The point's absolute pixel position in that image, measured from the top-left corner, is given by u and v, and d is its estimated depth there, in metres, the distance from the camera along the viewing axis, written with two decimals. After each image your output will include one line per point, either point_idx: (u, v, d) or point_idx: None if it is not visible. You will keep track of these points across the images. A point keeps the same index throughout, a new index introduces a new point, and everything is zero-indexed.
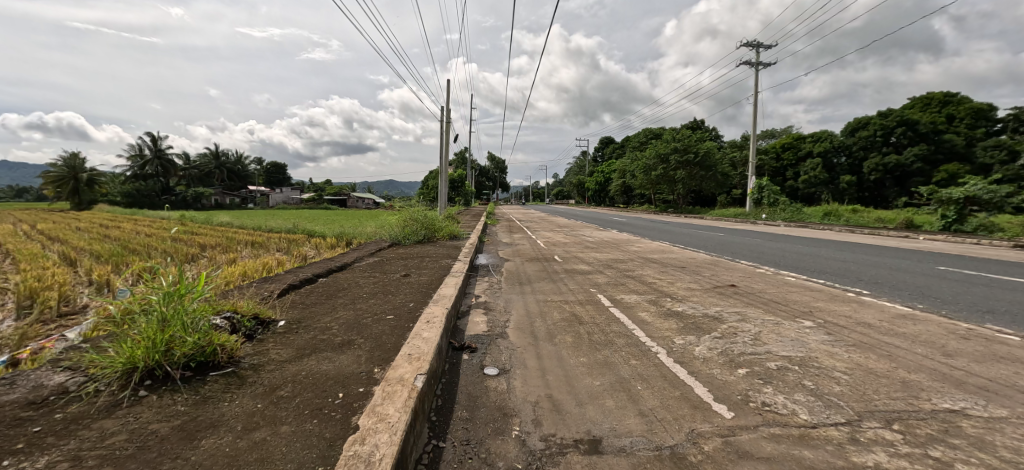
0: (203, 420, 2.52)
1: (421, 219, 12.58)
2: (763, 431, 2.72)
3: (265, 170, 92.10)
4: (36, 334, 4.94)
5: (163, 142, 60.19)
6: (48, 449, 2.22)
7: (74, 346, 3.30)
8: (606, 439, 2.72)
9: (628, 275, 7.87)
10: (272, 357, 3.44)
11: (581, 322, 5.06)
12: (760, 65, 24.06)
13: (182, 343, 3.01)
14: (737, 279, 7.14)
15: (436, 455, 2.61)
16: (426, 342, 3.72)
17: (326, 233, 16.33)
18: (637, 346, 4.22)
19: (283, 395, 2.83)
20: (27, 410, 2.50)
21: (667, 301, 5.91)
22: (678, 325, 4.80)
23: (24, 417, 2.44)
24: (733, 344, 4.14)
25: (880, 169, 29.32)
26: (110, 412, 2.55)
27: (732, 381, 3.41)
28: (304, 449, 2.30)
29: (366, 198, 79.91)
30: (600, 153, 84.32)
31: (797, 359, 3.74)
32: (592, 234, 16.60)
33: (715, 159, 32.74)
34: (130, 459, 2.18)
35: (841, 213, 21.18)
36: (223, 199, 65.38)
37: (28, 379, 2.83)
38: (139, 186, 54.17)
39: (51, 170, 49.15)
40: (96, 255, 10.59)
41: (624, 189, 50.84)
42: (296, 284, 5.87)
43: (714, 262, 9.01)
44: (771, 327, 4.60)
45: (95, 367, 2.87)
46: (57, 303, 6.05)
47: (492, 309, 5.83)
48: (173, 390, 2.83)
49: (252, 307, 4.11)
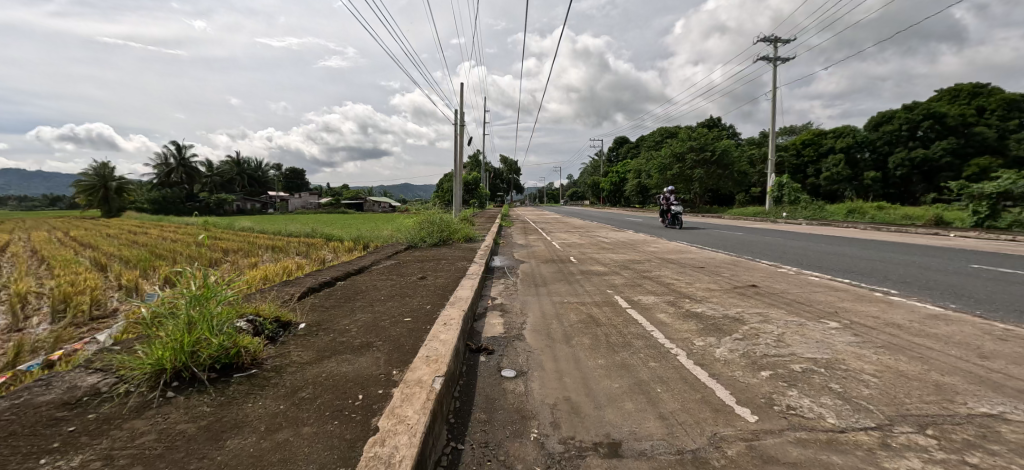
0: (228, 420, 2.56)
1: (438, 222, 12.70)
2: (789, 435, 2.65)
3: (286, 176, 94.40)
4: (69, 336, 5.05)
5: (187, 151, 61.45)
6: (82, 448, 2.27)
7: (106, 348, 3.40)
8: (626, 443, 2.68)
9: (646, 276, 7.79)
10: (293, 359, 3.48)
11: (597, 323, 5.03)
12: (779, 60, 23.73)
13: (208, 344, 3.06)
14: (758, 279, 6.99)
15: (455, 457, 2.61)
16: (444, 344, 3.73)
17: (345, 236, 16.54)
18: (655, 347, 4.17)
19: (305, 396, 2.85)
20: (62, 410, 2.57)
21: (686, 301, 5.83)
22: (698, 326, 4.73)
23: (59, 417, 2.50)
24: (756, 346, 4.05)
25: (906, 164, 28.70)
26: (140, 413, 2.60)
27: (756, 383, 3.33)
28: (326, 449, 2.32)
29: (384, 202, 80.93)
30: (614, 151, 83.20)
31: (823, 361, 3.63)
32: (609, 235, 16.60)
33: (733, 157, 32.32)
34: (161, 460, 2.22)
35: (866, 210, 20.73)
36: (246, 204, 66.61)
37: (63, 381, 2.91)
38: (165, 192, 55.55)
39: (82, 179, 50.75)
40: (125, 260, 10.90)
41: (641, 189, 50.54)
42: (315, 287, 5.98)
43: (734, 262, 8.85)
44: (795, 328, 4.49)
45: (125, 369, 2.95)
46: (89, 307, 6.23)
47: (509, 311, 5.82)
48: (200, 391, 2.88)
49: (274, 310, 4.18)
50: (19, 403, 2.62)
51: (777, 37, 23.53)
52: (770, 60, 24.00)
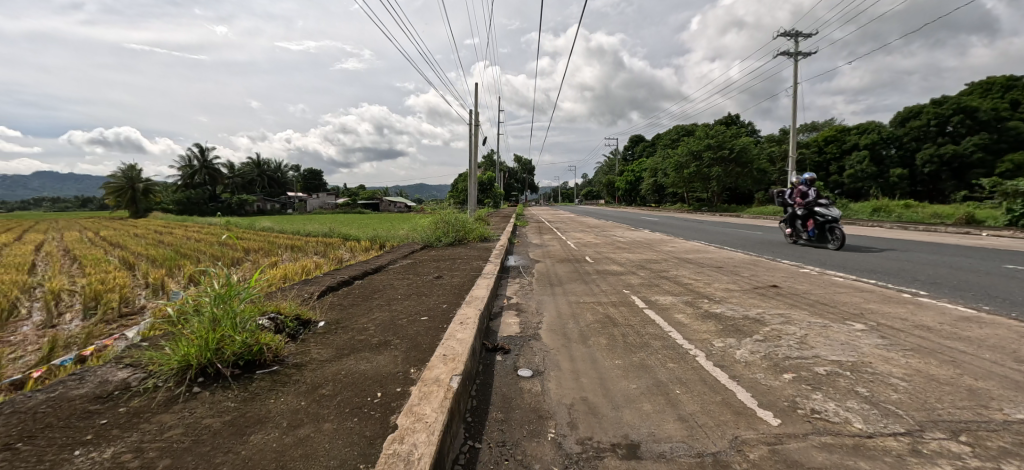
0: (252, 416, 2.60)
1: (453, 222, 12.75)
2: (813, 439, 2.59)
3: (304, 177, 95.95)
4: (100, 332, 5.21)
5: (209, 153, 62.89)
6: (114, 440, 2.34)
7: (136, 344, 3.50)
8: (645, 444, 2.65)
9: (663, 276, 7.71)
10: (313, 356, 3.53)
11: (614, 323, 4.99)
12: (800, 55, 23.24)
13: (232, 341, 3.13)
14: (779, 280, 6.86)
15: (473, 456, 2.61)
16: (461, 343, 3.74)
17: (362, 236, 16.72)
18: (674, 348, 4.11)
19: (325, 393, 2.89)
20: (95, 404, 2.65)
21: (704, 302, 5.75)
22: (718, 327, 4.65)
23: (92, 410, 2.58)
24: (778, 348, 3.96)
25: (935, 161, 27.85)
26: (168, 407, 2.67)
27: (778, 386, 3.26)
28: (346, 446, 2.34)
29: (400, 203, 81.63)
30: (629, 150, 82.42)
31: (848, 364, 3.54)
32: (625, 234, 16.47)
33: (752, 155, 31.76)
34: (187, 453, 2.27)
35: (892, 209, 20.15)
36: (266, 204, 67.88)
37: (95, 375, 3.00)
38: (189, 193, 56.92)
39: (111, 181, 52.34)
40: (152, 259, 11.22)
41: (657, 187, 50.06)
42: (334, 286, 6.05)
43: (754, 262, 8.70)
44: (819, 329, 4.39)
45: (154, 365, 3.03)
46: (118, 304, 6.41)
47: (524, 310, 5.80)
48: (224, 386, 2.94)
49: (294, 308, 4.25)
50: (54, 396, 2.71)
51: (799, 31, 23.02)
52: (790, 55, 23.51)
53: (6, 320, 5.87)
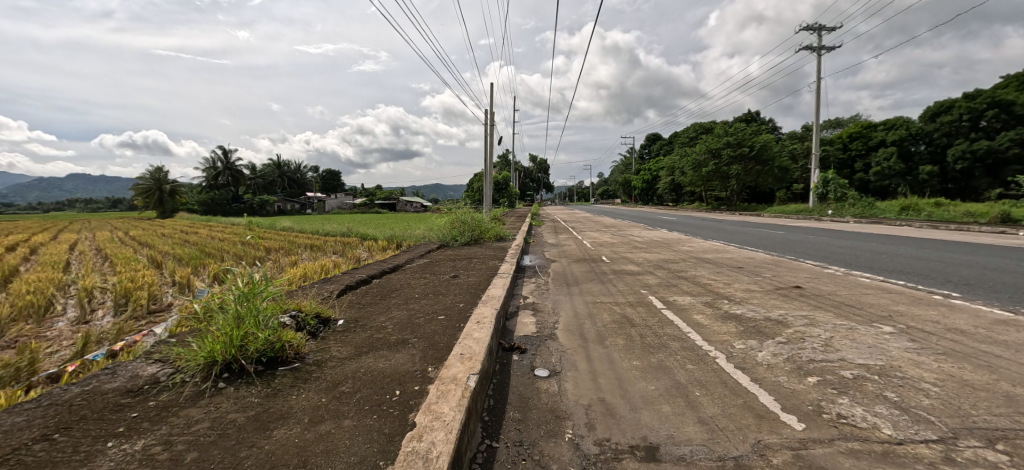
0: (274, 411, 2.65)
1: (469, 221, 12.80)
2: (840, 445, 2.52)
3: (323, 177, 97.42)
4: (130, 328, 5.37)
5: (232, 155, 64.31)
6: (144, 433, 2.40)
7: (164, 340, 3.59)
8: (664, 447, 2.61)
9: (681, 276, 7.61)
10: (333, 354, 3.57)
11: (632, 324, 4.93)
12: (823, 49, 22.68)
13: (255, 338, 3.19)
14: (802, 280, 6.71)
15: (491, 455, 2.61)
16: (478, 342, 3.74)
17: (379, 235, 16.90)
18: (693, 350, 4.05)
19: (345, 390, 2.93)
20: (126, 397, 2.73)
21: (724, 302, 5.64)
22: (738, 329, 4.56)
23: (123, 404, 2.66)
24: (802, 350, 3.87)
25: (967, 157, 26.88)
26: (195, 402, 2.73)
27: (802, 389, 3.18)
28: (366, 443, 2.36)
29: (416, 203, 82.24)
30: (646, 148, 81.58)
31: (876, 368, 3.44)
32: (642, 234, 16.29)
33: (773, 152, 31.09)
34: (213, 447, 2.32)
35: (921, 207, 19.52)
36: (286, 205, 69.10)
37: (127, 369, 3.10)
38: (213, 194, 58.28)
39: (139, 182, 53.93)
40: (178, 258, 11.53)
41: (674, 186, 49.46)
42: (352, 284, 6.12)
43: (775, 262, 8.52)
44: (844, 332, 4.27)
45: (181, 360, 3.11)
46: (146, 301, 6.60)
47: (541, 310, 5.78)
48: (248, 382, 3.00)
49: (315, 306, 4.32)
50: (88, 389, 2.80)
51: (822, 25, 22.48)
52: (813, 49, 22.96)
53: (43, 316, 6.09)
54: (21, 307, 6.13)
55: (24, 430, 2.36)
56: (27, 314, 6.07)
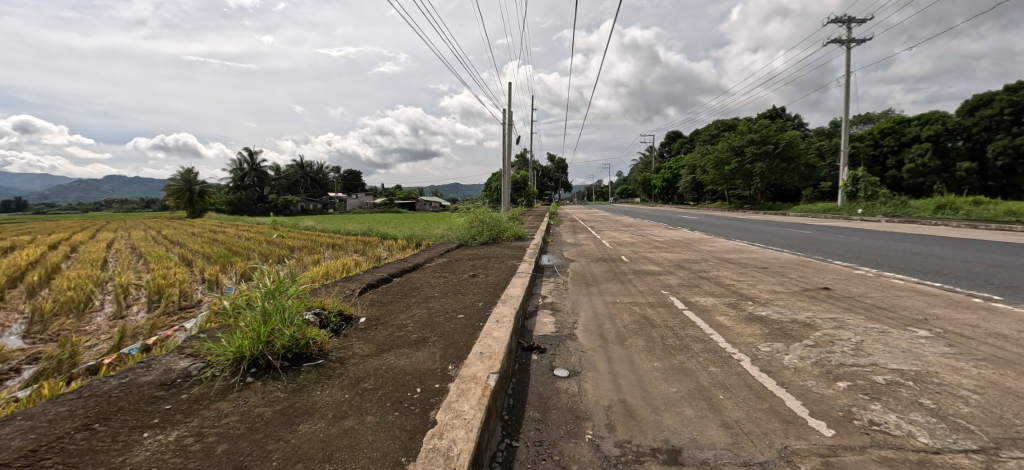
0: (300, 406, 2.69)
1: (487, 221, 12.82)
2: (873, 453, 2.44)
3: (344, 178, 99.02)
4: (163, 324, 5.55)
5: (257, 156, 65.93)
6: (177, 425, 2.47)
7: (195, 335, 3.69)
8: (686, 450, 2.57)
9: (703, 276, 7.47)
10: (355, 351, 3.62)
11: (652, 325, 4.87)
12: (852, 41, 22.00)
13: (281, 335, 3.25)
14: (830, 282, 6.52)
15: (510, 454, 2.61)
16: (497, 341, 3.74)
17: (399, 235, 17.06)
18: (715, 352, 3.97)
19: (368, 387, 2.96)
20: (160, 390, 2.82)
21: (748, 304, 5.52)
22: (763, 331, 4.45)
23: (158, 396, 2.75)
24: (830, 354, 3.75)
25: (1009, 152, 25.84)
26: (224, 395, 2.80)
27: (831, 394, 3.09)
28: (388, 439, 2.38)
29: (434, 202, 82.90)
30: (666, 146, 80.42)
31: (910, 373, 3.32)
32: (662, 233, 16.06)
33: (799, 149, 30.22)
34: (242, 439, 2.37)
35: (958, 206, 18.76)
36: (309, 204, 70.49)
37: (160, 363, 3.19)
38: (240, 194, 59.82)
39: (171, 183, 55.77)
40: (207, 256, 11.87)
41: (696, 185, 48.64)
42: (373, 283, 6.19)
43: (802, 263, 8.29)
44: (876, 335, 4.13)
45: (211, 355, 3.20)
46: (178, 298, 6.81)
47: (560, 310, 5.76)
48: (275, 377, 3.07)
49: (337, 304, 4.38)
50: (125, 382, 2.90)
51: (851, 16, 21.81)
52: (842, 42, 22.28)
53: (82, 311, 6.34)
54: (62, 302, 6.40)
55: (66, 419, 2.46)
56: (68, 309, 6.33)
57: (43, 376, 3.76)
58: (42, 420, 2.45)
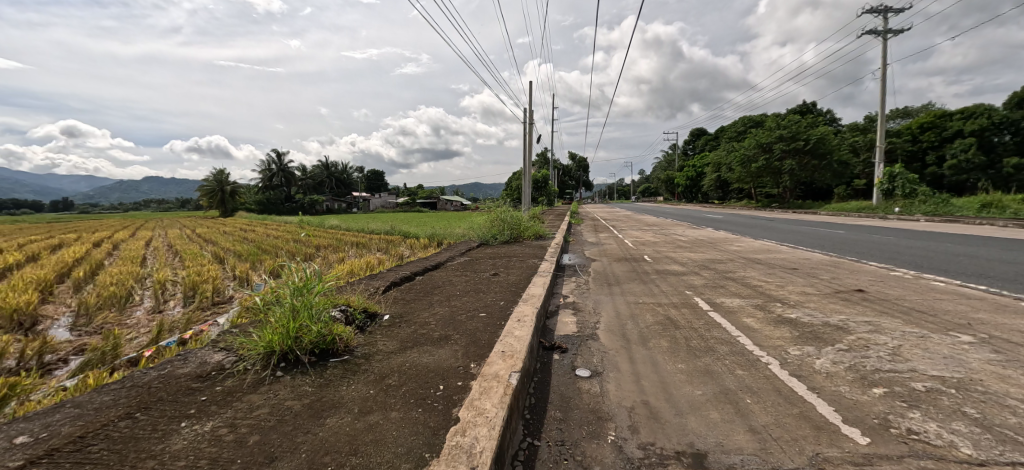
0: (327, 401, 2.74)
1: (508, 219, 12.82)
2: (912, 463, 2.33)
3: (368, 178, 100.69)
4: (198, 319, 5.75)
5: (285, 157, 67.64)
6: (212, 415, 2.55)
7: (228, 329, 3.80)
8: (712, 455, 2.51)
9: (729, 277, 7.30)
10: (380, 348, 3.67)
11: (676, 326, 4.78)
12: (889, 32, 21.15)
13: (309, 331, 3.32)
14: (864, 284, 6.28)
15: (532, 453, 2.59)
16: (518, 340, 3.73)
17: (421, 234, 17.23)
18: (742, 355, 3.87)
19: (392, 383, 2.99)
20: (197, 382, 2.91)
21: (777, 306, 5.36)
22: (793, 334, 4.31)
23: (194, 388, 2.84)
24: (865, 359, 3.62)
25: None
26: (256, 388, 2.87)
27: (866, 401, 2.97)
28: (412, 435, 2.40)
29: (455, 202, 83.50)
30: (690, 144, 79.04)
31: (952, 381, 3.16)
32: (685, 233, 15.78)
33: (832, 145, 29.12)
34: (273, 431, 2.42)
35: (1004, 204, 17.87)
36: (334, 204, 71.93)
37: (196, 356, 3.30)
38: (269, 194, 61.50)
39: (204, 184, 57.80)
40: (238, 254, 12.24)
41: (721, 183, 47.66)
42: (397, 281, 6.27)
43: (834, 264, 8.02)
44: (915, 340, 3.96)
45: (243, 349, 3.28)
46: (212, 294, 7.05)
47: (581, 310, 5.71)
48: (303, 372, 3.13)
49: (362, 301, 4.45)
50: (164, 373, 3.00)
51: (887, 6, 20.98)
52: (878, 33, 21.44)
53: (123, 306, 6.61)
54: (105, 296, 6.68)
55: (110, 408, 2.55)
56: (111, 303, 6.61)
57: (88, 367, 3.94)
58: (88, 409, 2.55)
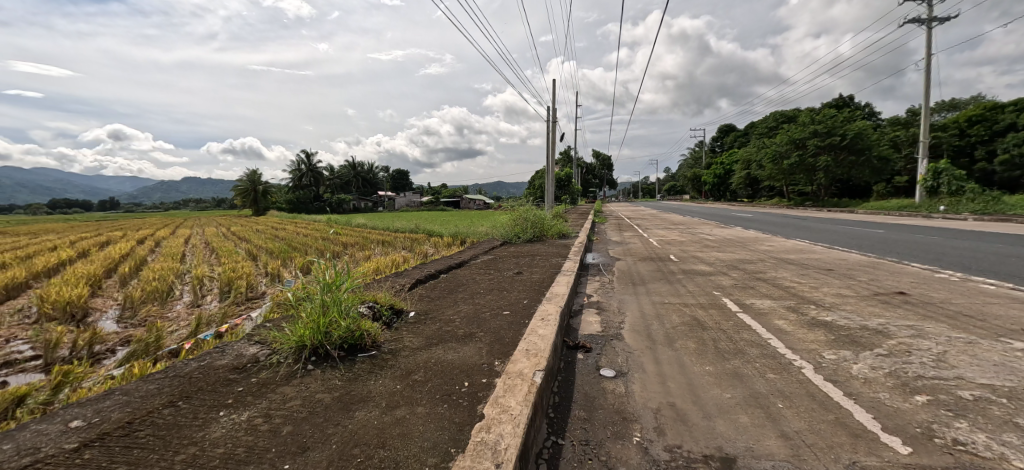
0: (356, 394, 2.79)
1: (532, 218, 12.79)
2: None
3: (394, 177, 102.18)
4: (233, 313, 5.94)
5: (314, 157, 69.31)
6: (248, 405, 2.63)
7: (263, 324, 3.92)
8: (742, 459, 2.45)
9: (760, 278, 7.09)
10: (406, 344, 3.71)
11: (704, 327, 4.67)
12: (933, 20, 20.13)
13: (338, 326, 3.39)
14: (906, 286, 6.00)
15: (556, 452, 2.58)
16: (542, 339, 3.72)
17: (444, 232, 17.38)
18: (774, 358, 3.76)
19: (418, 379, 3.02)
20: (234, 373, 3.01)
21: (811, 308, 5.18)
22: (828, 337, 4.16)
23: (231, 379, 2.93)
24: (906, 365, 3.46)
25: None
26: (289, 381, 2.95)
27: (908, 409, 2.84)
28: (437, 430, 2.42)
29: (478, 201, 83.87)
30: (718, 142, 77.26)
31: (1003, 390, 2.99)
32: (714, 232, 15.42)
33: (871, 140, 27.83)
34: (305, 422, 2.49)
35: None
36: (361, 203, 73.27)
37: (232, 349, 3.41)
38: (299, 194, 63.14)
39: (238, 184, 59.84)
40: (270, 252, 12.59)
41: (750, 181, 46.42)
42: (422, 279, 6.33)
43: (873, 265, 7.69)
44: (962, 346, 3.76)
45: (277, 343, 3.38)
46: (245, 289, 7.28)
47: (606, 309, 5.65)
48: (333, 366, 3.19)
49: (389, 298, 4.51)
50: (203, 365, 3.11)
51: None
52: (921, 21, 20.43)
53: (165, 300, 6.90)
54: (149, 291, 7.00)
55: (155, 396, 2.67)
56: (154, 298, 6.91)
57: (134, 357, 4.13)
58: (135, 396, 2.67)
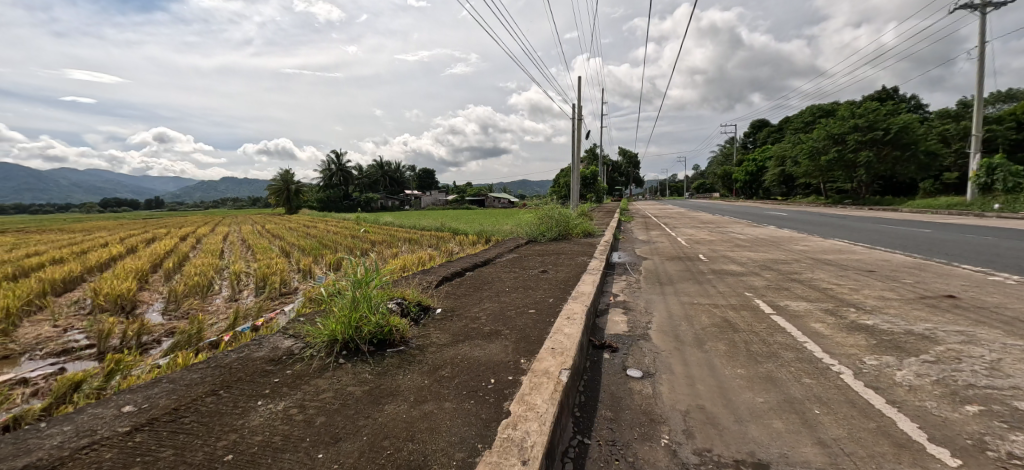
0: (385, 388, 2.84)
1: (557, 217, 12.72)
2: None
3: (421, 176, 103.47)
4: (268, 308, 6.15)
5: (344, 157, 70.89)
6: (284, 396, 2.72)
7: (296, 318, 4.03)
8: (775, 466, 2.38)
9: (795, 279, 6.84)
10: (433, 341, 3.75)
11: (735, 329, 4.55)
12: (987, 6, 18.97)
13: (368, 321, 3.45)
14: (956, 289, 5.67)
15: (582, 451, 2.56)
16: (568, 338, 3.69)
17: (470, 230, 17.50)
18: (810, 362, 3.63)
19: (445, 375, 3.05)
20: (270, 365, 3.11)
21: (850, 311, 4.97)
22: (869, 342, 3.98)
23: (268, 370, 3.03)
24: (955, 372, 3.28)
25: None
26: (322, 373, 3.03)
27: (957, 419, 2.69)
28: (464, 425, 2.44)
29: (504, 199, 84.01)
30: (750, 138, 75.08)
31: None
32: (746, 231, 14.98)
33: (917, 134, 26.45)
34: (337, 414, 2.55)
35: None
36: (389, 201, 74.51)
37: (269, 341, 3.52)
38: (329, 193, 64.73)
39: (272, 183, 61.84)
40: (302, 248, 12.96)
41: (785, 178, 44.92)
42: (448, 276, 6.39)
43: (919, 266, 7.31)
44: (1018, 354, 3.54)
45: (310, 337, 3.47)
46: (280, 285, 7.52)
47: (633, 309, 5.56)
48: (363, 360, 3.26)
49: (417, 295, 4.57)
50: (241, 356, 3.22)
51: None
52: (974, 7, 19.28)
53: (205, 294, 7.20)
54: (191, 285, 7.31)
55: (198, 384, 2.79)
56: (195, 292, 7.21)
57: (178, 347, 4.32)
58: (180, 384, 2.80)
